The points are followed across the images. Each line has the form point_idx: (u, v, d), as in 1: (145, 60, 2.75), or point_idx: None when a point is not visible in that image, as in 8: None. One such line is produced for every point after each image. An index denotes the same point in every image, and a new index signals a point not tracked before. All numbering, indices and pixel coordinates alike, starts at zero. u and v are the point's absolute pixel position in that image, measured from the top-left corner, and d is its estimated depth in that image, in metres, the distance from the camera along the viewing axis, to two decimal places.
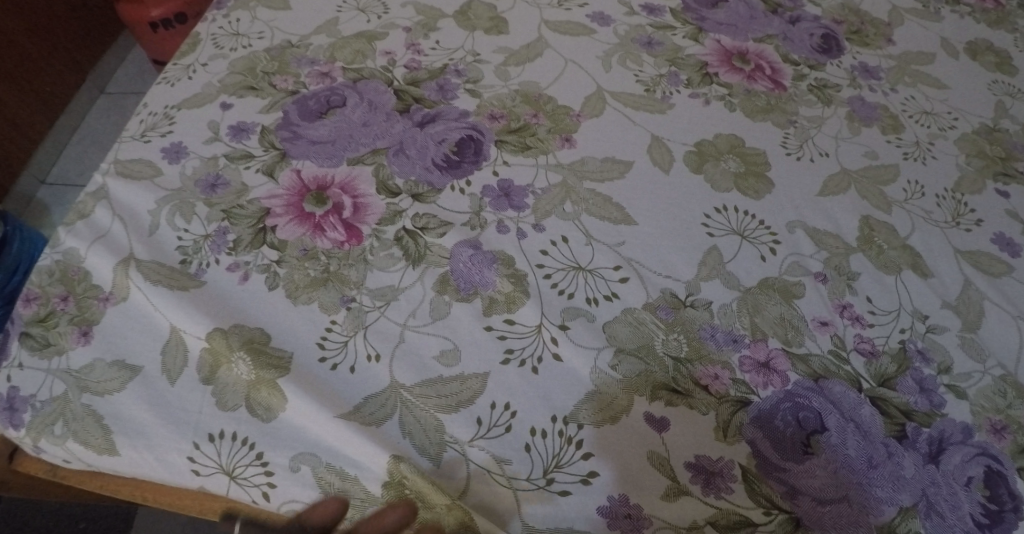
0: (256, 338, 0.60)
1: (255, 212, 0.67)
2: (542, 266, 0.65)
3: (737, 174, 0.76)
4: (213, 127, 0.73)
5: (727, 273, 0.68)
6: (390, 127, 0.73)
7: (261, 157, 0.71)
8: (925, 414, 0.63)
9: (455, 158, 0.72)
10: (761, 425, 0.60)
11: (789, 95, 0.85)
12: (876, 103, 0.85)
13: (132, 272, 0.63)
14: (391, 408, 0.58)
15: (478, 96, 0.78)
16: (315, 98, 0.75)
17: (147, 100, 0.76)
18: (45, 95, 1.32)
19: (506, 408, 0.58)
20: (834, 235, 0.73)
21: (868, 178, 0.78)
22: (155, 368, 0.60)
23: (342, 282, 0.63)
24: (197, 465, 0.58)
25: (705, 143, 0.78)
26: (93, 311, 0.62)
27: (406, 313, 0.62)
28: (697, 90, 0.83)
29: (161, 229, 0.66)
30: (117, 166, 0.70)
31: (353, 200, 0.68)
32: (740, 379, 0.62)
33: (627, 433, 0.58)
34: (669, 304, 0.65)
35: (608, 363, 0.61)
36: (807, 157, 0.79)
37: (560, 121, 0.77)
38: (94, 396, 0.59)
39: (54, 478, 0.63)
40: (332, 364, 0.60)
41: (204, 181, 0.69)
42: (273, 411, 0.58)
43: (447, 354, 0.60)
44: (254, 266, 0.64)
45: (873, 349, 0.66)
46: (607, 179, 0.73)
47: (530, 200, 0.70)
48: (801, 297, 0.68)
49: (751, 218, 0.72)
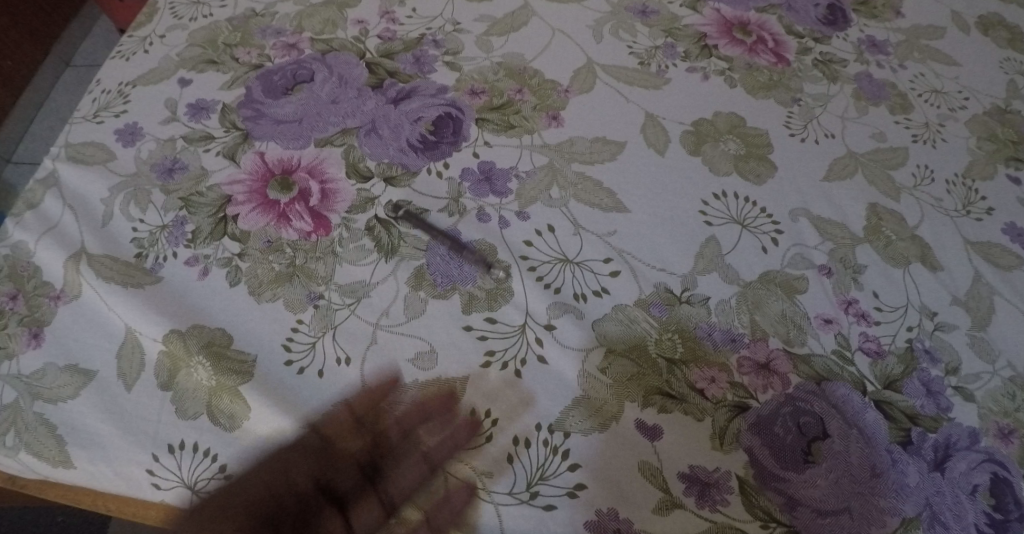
0: (217, 340, 0.55)
1: (216, 200, 0.61)
2: (526, 258, 0.61)
3: (738, 157, 0.71)
4: (170, 105, 0.67)
5: (725, 266, 0.63)
6: (361, 104, 0.67)
7: (221, 139, 0.65)
8: (932, 418, 0.60)
9: (431, 138, 0.66)
10: (760, 431, 0.56)
11: (793, 71, 0.79)
12: (884, 81, 0.80)
13: (84, 268, 0.58)
14: (363, 417, 0.53)
15: (458, 69, 0.72)
16: (280, 72, 0.69)
17: (100, 76, 0.69)
18: (8, 69, 1.23)
19: (486, 415, 0.54)
20: (839, 224, 0.68)
21: (875, 163, 0.73)
22: (111, 373, 0.55)
23: (309, 277, 0.58)
24: (157, 478, 0.52)
25: (702, 122, 0.73)
26: (44, 311, 0.57)
27: (378, 311, 0.57)
28: (695, 64, 0.77)
29: (114, 220, 0.60)
30: (68, 150, 0.64)
31: (321, 186, 0.62)
32: (738, 383, 0.58)
33: (618, 442, 0.54)
34: (663, 301, 0.60)
35: (597, 366, 0.56)
36: (812, 138, 0.74)
37: (547, 97, 0.72)
38: (47, 403, 0.54)
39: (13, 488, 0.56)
40: (299, 368, 0.55)
41: (161, 166, 0.63)
42: (237, 420, 0.53)
43: (423, 356, 0.55)
44: (215, 260, 0.58)
45: (878, 349, 0.62)
46: (597, 161, 0.68)
47: (513, 184, 0.65)
48: (803, 292, 0.63)
49: (751, 205, 0.68)
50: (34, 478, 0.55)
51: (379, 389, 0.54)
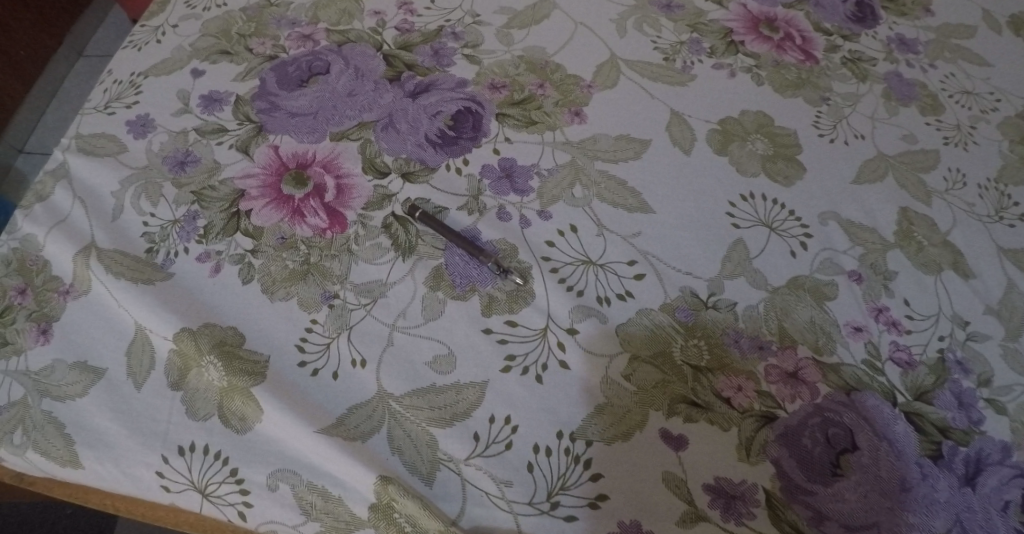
0: (229, 340, 0.54)
1: (228, 194, 0.60)
2: (547, 259, 0.59)
3: (765, 157, 0.69)
4: (183, 97, 0.65)
5: (753, 270, 0.61)
6: (378, 97, 0.66)
7: (235, 132, 0.63)
8: (963, 431, 0.57)
9: (450, 133, 0.64)
10: (788, 442, 0.54)
11: (822, 69, 0.77)
12: (914, 81, 0.78)
13: (94, 263, 0.56)
14: (378, 421, 0.52)
15: (478, 62, 0.70)
16: (295, 64, 0.67)
17: (111, 66, 0.68)
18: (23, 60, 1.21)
19: (506, 422, 0.52)
20: (870, 228, 0.66)
21: (907, 166, 0.71)
22: (120, 370, 0.53)
23: (324, 275, 0.56)
24: (167, 481, 0.51)
25: (729, 121, 0.71)
26: (53, 306, 0.55)
27: (395, 312, 0.55)
28: (721, 61, 0.75)
29: (125, 214, 0.59)
30: (79, 141, 0.63)
31: (336, 181, 0.60)
32: (766, 392, 0.56)
33: (641, 452, 0.52)
34: (689, 305, 0.58)
35: (621, 372, 0.55)
36: (841, 139, 0.72)
37: (568, 92, 0.70)
38: (55, 401, 0.53)
39: (21, 485, 0.55)
40: (313, 370, 0.53)
41: (173, 158, 0.62)
42: (248, 422, 0.52)
43: (441, 360, 0.54)
44: (226, 256, 0.57)
45: (910, 359, 0.60)
46: (620, 159, 0.66)
47: (534, 182, 0.63)
48: (832, 299, 0.61)
49: (780, 207, 0.65)
50: (41, 476, 0.54)
51: (419, 437, 0.51)
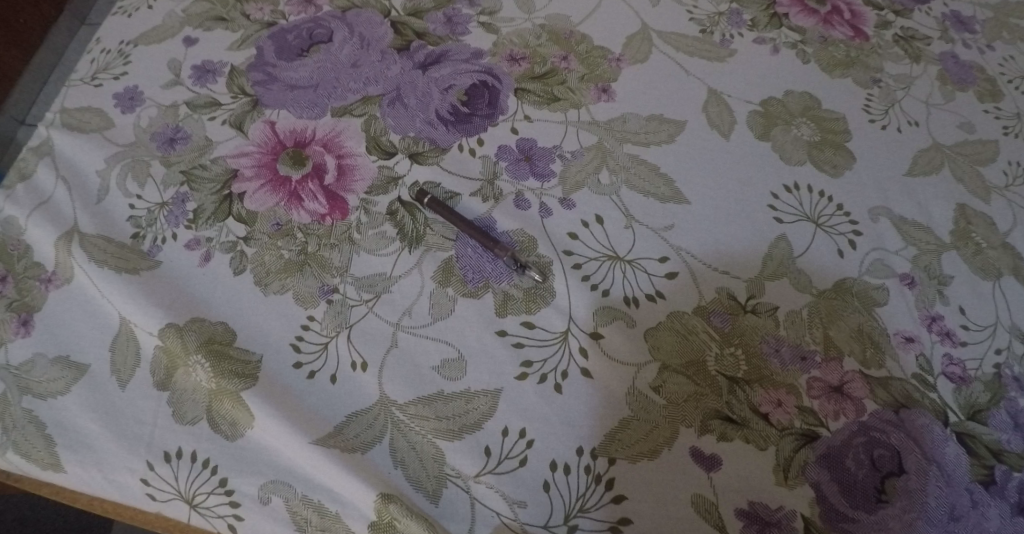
0: (218, 337, 0.49)
1: (220, 175, 0.54)
2: (569, 254, 0.53)
3: (812, 144, 0.62)
4: (174, 67, 0.60)
5: (796, 271, 0.55)
6: (386, 68, 0.60)
7: (228, 105, 0.57)
8: (1019, 455, 0.52)
9: (464, 110, 0.58)
10: (830, 465, 0.49)
11: (873, 47, 0.69)
12: (970, 63, 0.69)
13: (76, 249, 0.52)
14: (380, 431, 0.47)
15: (495, 31, 0.63)
16: (295, 30, 0.61)
17: (100, 34, 0.62)
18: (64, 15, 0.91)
19: (521, 435, 0.47)
20: (924, 227, 0.60)
21: (964, 158, 0.64)
22: (104, 367, 0.49)
23: (322, 267, 0.51)
24: (153, 489, 0.47)
25: (773, 102, 0.64)
26: (34, 295, 0.51)
27: (400, 310, 0.50)
28: (763, 35, 0.68)
29: (110, 195, 0.54)
30: (63, 115, 0.57)
31: (337, 161, 0.55)
32: (808, 408, 0.50)
33: (668, 473, 0.47)
34: (726, 309, 0.53)
35: (649, 384, 0.49)
36: (894, 125, 0.65)
37: (595, 66, 0.63)
38: (35, 398, 0.49)
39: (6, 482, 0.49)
40: (309, 372, 0.48)
41: (162, 135, 0.56)
42: (239, 428, 0.47)
43: (451, 365, 0.49)
44: (218, 243, 0.52)
45: (964, 374, 0.54)
46: (653, 143, 0.60)
47: (557, 166, 0.57)
48: (881, 305, 0.55)
49: (827, 201, 0.59)
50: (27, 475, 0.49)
51: (424, 451, 0.47)
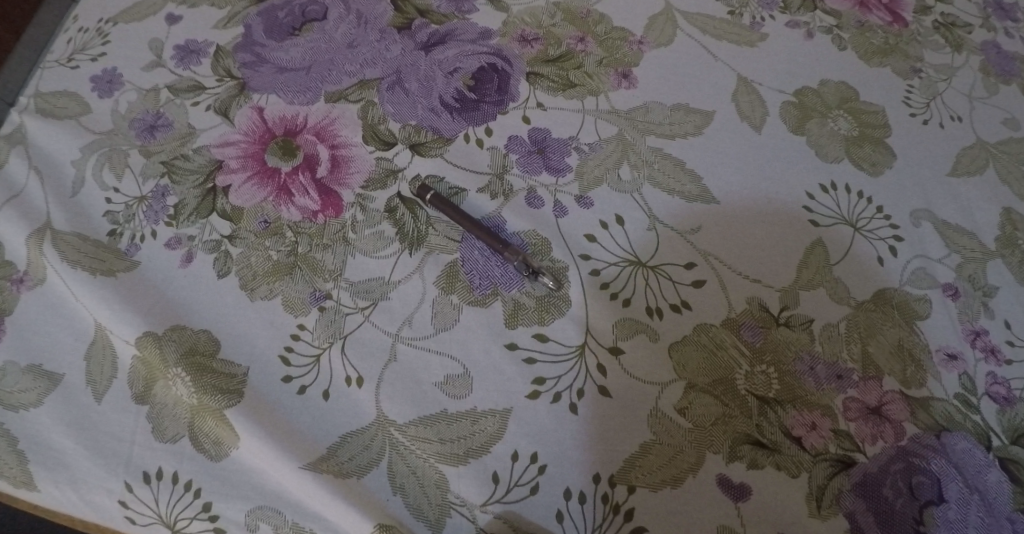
0: (200, 347, 0.45)
1: (204, 166, 0.50)
2: (587, 258, 0.49)
3: (850, 139, 0.57)
4: (156, 47, 0.54)
5: (833, 280, 0.51)
6: (386, 49, 0.55)
7: (214, 89, 0.53)
8: None
9: (471, 96, 0.54)
10: (866, 494, 0.45)
11: (912, 33, 0.63)
12: (1015, 53, 0.64)
13: (49, 248, 0.47)
14: (377, 453, 0.43)
15: (505, 9, 0.58)
16: (288, 7, 0.56)
17: (78, 11, 0.57)
18: None
19: (532, 460, 0.43)
20: (968, 233, 0.54)
21: (1010, 157, 0.58)
22: (78, 378, 0.45)
23: (315, 270, 0.47)
24: (132, 512, 0.43)
25: (808, 92, 0.59)
26: (4, 297, 0.47)
27: (399, 319, 0.46)
28: (796, 18, 0.63)
29: (86, 188, 0.49)
30: (37, 100, 0.52)
31: (331, 152, 0.50)
32: (844, 432, 0.46)
33: (691, 502, 0.43)
34: (758, 322, 0.48)
35: (673, 405, 0.45)
36: (936, 120, 0.59)
37: (614, 50, 0.58)
38: (5, 410, 0.44)
39: None
40: (300, 387, 0.44)
41: (142, 122, 0.51)
42: (223, 447, 0.44)
43: (455, 381, 0.45)
44: (201, 242, 0.47)
45: (1010, 395, 0.49)
46: (679, 135, 0.55)
47: (572, 159, 0.52)
48: (923, 318, 0.51)
49: (867, 202, 0.54)
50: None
51: (425, 476, 0.43)
